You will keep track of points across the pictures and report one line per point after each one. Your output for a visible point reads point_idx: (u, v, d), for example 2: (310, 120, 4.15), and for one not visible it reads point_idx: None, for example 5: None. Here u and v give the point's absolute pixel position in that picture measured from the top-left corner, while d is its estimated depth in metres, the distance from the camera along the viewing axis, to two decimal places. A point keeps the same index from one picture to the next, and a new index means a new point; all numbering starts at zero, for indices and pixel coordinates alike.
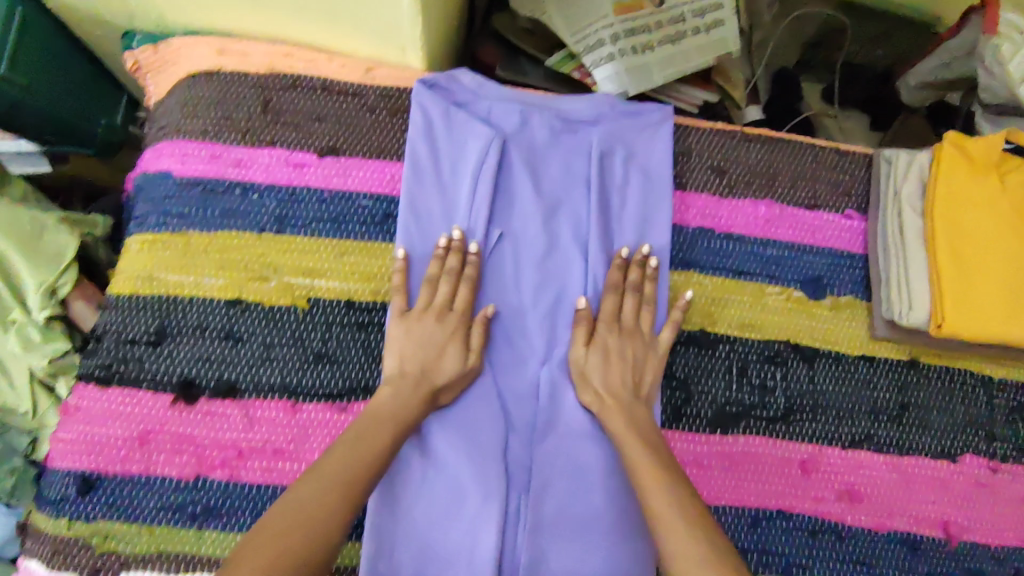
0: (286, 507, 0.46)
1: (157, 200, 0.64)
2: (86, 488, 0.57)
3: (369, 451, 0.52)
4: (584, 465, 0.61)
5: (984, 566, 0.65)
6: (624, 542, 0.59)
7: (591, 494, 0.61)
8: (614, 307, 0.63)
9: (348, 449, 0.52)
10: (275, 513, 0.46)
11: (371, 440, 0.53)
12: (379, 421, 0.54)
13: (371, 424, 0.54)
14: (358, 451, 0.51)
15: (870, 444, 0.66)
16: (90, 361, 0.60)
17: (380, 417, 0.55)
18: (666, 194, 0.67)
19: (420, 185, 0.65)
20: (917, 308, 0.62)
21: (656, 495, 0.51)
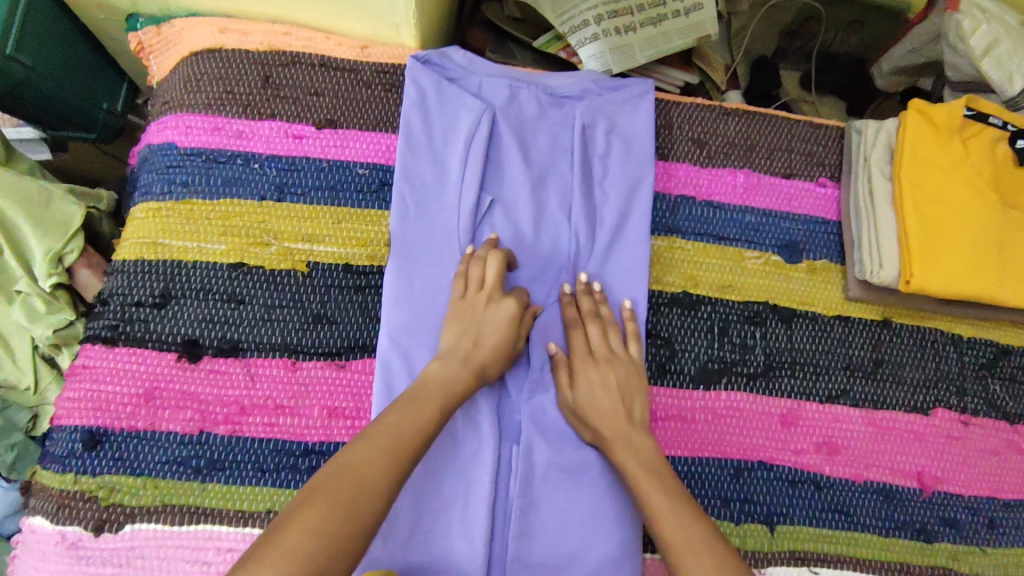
0: (345, 467, 0.47)
1: (162, 170, 0.66)
2: (92, 444, 0.59)
3: (421, 416, 0.53)
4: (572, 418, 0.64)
5: (959, 515, 0.68)
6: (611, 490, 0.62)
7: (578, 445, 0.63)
8: (584, 344, 0.64)
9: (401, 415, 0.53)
10: (335, 469, 0.47)
11: (424, 405, 0.54)
12: (433, 395, 0.56)
13: (422, 396, 0.55)
14: (411, 417, 0.53)
15: (847, 398, 0.69)
16: (97, 323, 0.62)
17: (433, 388, 0.56)
18: (648, 163, 0.70)
19: (414, 155, 0.68)
20: (887, 265, 0.66)
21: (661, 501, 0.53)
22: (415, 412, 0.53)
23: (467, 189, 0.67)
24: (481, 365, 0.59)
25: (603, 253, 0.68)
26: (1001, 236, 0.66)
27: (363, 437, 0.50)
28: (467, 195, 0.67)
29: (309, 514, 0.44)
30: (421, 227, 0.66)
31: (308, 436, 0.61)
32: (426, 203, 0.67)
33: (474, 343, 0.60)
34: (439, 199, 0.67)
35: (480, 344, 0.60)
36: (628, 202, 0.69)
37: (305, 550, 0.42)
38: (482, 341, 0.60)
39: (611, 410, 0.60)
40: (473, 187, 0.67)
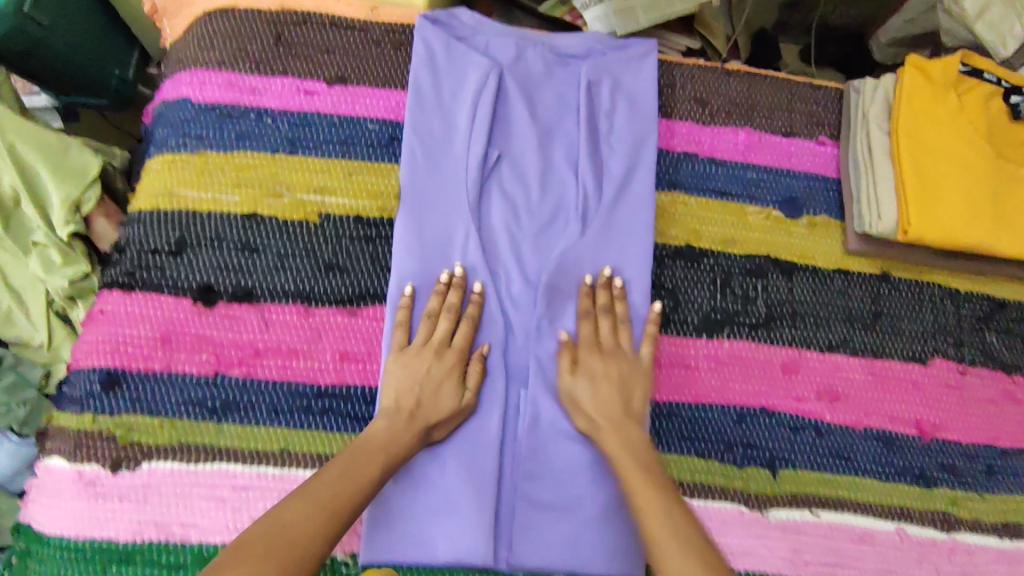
0: (269, 532, 0.48)
1: (176, 124, 0.68)
2: (110, 384, 0.61)
3: (359, 479, 0.53)
4: None
5: (957, 461, 0.69)
6: None
7: None
8: (591, 334, 0.65)
9: (339, 473, 0.53)
10: (268, 529, 0.48)
11: (365, 463, 0.54)
12: (375, 455, 0.56)
13: (361, 454, 0.55)
14: (347, 479, 0.53)
15: (846, 348, 0.70)
16: (113, 271, 0.64)
17: (376, 449, 0.56)
18: (651, 121, 0.72)
19: (423, 110, 0.69)
20: (885, 216, 0.67)
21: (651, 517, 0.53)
22: (360, 469, 0.54)
23: (476, 143, 0.68)
24: (428, 423, 0.59)
25: (610, 206, 0.69)
26: (994, 188, 0.68)
27: (294, 496, 0.51)
28: (476, 149, 0.68)
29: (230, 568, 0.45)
30: (431, 179, 0.67)
31: (321, 379, 0.63)
32: (436, 157, 0.68)
33: (416, 402, 0.59)
34: (448, 153, 0.68)
35: (423, 402, 0.60)
36: (632, 158, 0.70)
37: None
38: (434, 404, 0.60)
39: (610, 400, 0.61)
40: (481, 141, 0.68)
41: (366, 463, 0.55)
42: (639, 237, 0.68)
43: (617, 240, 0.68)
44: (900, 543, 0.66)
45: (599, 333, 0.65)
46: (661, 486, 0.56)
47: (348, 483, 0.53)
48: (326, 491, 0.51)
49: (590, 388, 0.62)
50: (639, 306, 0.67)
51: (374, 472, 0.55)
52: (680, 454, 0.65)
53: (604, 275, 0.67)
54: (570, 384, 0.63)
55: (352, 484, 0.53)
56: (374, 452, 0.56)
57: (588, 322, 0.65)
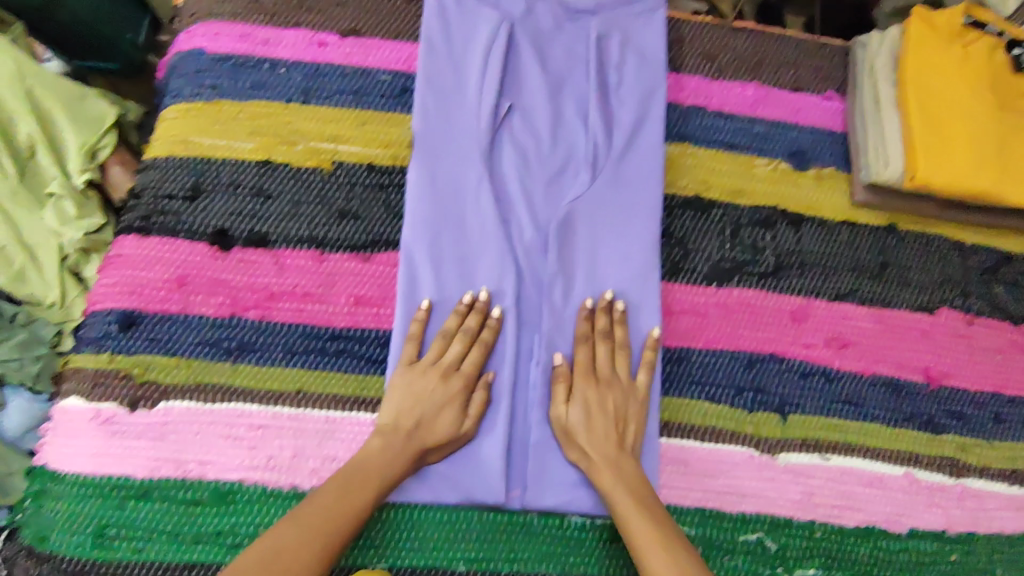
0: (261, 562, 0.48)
1: (191, 74, 0.68)
2: (128, 325, 0.61)
3: (349, 505, 0.53)
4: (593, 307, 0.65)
5: (964, 408, 0.70)
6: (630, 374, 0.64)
7: None
8: (587, 359, 0.62)
9: (331, 501, 0.53)
10: (258, 551, 0.49)
11: (357, 488, 0.54)
12: (369, 480, 0.55)
13: (358, 475, 0.55)
14: (339, 507, 0.53)
15: (854, 298, 0.71)
16: (130, 216, 0.64)
17: (371, 473, 0.55)
18: (661, 74, 0.72)
19: (434, 61, 0.69)
20: (892, 164, 0.68)
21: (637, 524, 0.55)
22: (353, 497, 0.54)
23: (487, 92, 0.68)
24: (424, 445, 0.58)
25: (620, 155, 0.68)
26: (1000, 137, 0.69)
27: (290, 520, 0.51)
28: (487, 99, 0.68)
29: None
30: (442, 127, 0.67)
31: (336, 322, 0.63)
32: (447, 106, 0.68)
33: (415, 424, 0.58)
34: (459, 103, 0.68)
35: (423, 423, 0.58)
36: (642, 108, 0.70)
37: None
38: (432, 428, 0.59)
39: (603, 433, 0.59)
40: (493, 91, 0.68)
41: (358, 483, 0.55)
42: (650, 186, 0.68)
43: (628, 189, 0.68)
44: (909, 487, 0.67)
45: (596, 358, 0.63)
46: (644, 503, 0.56)
47: (339, 509, 0.53)
48: (314, 516, 0.52)
49: (584, 421, 0.60)
50: (641, 330, 0.65)
51: (365, 497, 0.54)
52: (690, 398, 0.66)
53: (615, 223, 0.67)
54: (564, 414, 0.60)
55: (342, 512, 0.53)
56: (370, 476, 0.55)
57: (587, 346, 0.63)
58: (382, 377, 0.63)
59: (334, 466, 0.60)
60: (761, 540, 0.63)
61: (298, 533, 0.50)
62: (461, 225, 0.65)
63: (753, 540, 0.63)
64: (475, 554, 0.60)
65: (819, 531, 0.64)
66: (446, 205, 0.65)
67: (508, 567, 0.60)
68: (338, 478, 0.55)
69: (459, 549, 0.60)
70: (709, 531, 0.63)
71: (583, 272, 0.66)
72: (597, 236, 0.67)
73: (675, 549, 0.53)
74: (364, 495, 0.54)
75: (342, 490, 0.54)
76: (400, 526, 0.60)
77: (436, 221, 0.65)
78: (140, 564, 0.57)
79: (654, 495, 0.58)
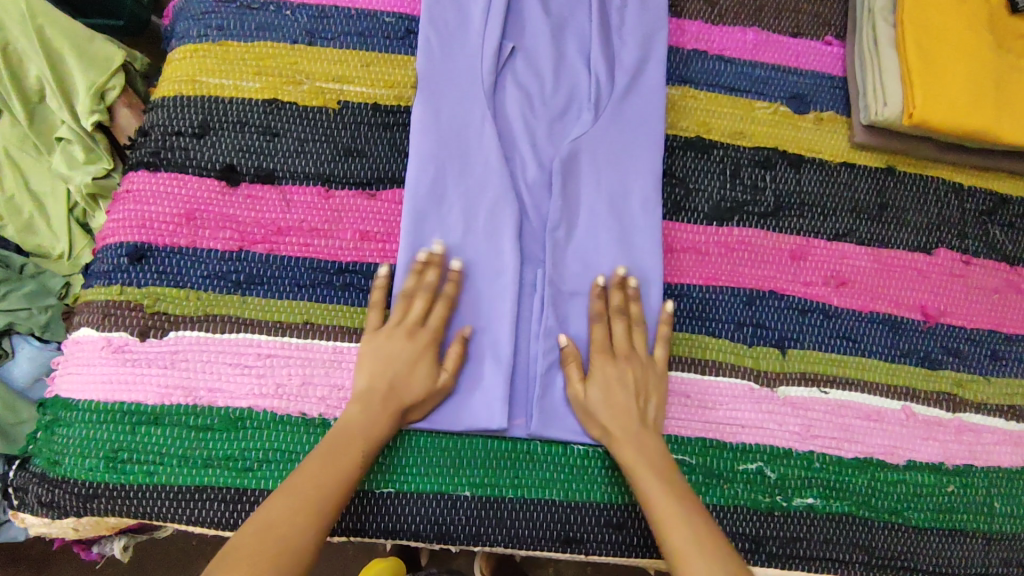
0: (265, 529, 0.48)
1: (198, 16, 0.69)
2: (137, 257, 0.62)
3: (336, 475, 0.53)
4: (597, 243, 0.67)
5: (961, 345, 0.71)
6: None
7: (598, 263, 0.66)
8: (603, 336, 0.62)
9: (322, 469, 0.52)
10: (256, 525, 0.48)
11: (347, 450, 0.54)
12: (353, 441, 0.55)
13: (343, 439, 0.55)
14: (330, 474, 0.52)
15: (853, 238, 0.72)
16: (139, 152, 0.65)
17: (352, 438, 0.55)
18: (663, 15, 0.72)
19: (439, 3, 0.69)
20: (891, 103, 0.69)
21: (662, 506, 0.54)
22: (342, 461, 0.53)
23: (491, 33, 0.68)
24: (402, 405, 0.58)
25: (622, 94, 0.69)
26: (998, 76, 0.69)
27: (282, 492, 0.51)
28: (491, 40, 0.68)
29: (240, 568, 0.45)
30: (446, 67, 0.68)
31: (342, 257, 0.64)
32: (451, 47, 0.68)
33: (389, 386, 0.58)
34: (462, 42, 0.68)
35: (396, 384, 0.58)
36: (644, 49, 0.71)
37: None
38: (404, 388, 0.58)
39: (624, 407, 0.59)
40: (497, 31, 0.68)
41: (348, 445, 0.54)
42: (651, 125, 0.69)
43: (629, 127, 0.69)
44: (906, 420, 0.68)
45: (612, 334, 0.62)
46: (675, 486, 0.56)
47: (331, 480, 0.52)
48: (307, 487, 0.51)
49: (603, 398, 0.60)
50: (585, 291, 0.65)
51: (353, 464, 0.54)
52: (691, 333, 0.67)
53: (616, 159, 0.68)
54: (581, 391, 0.60)
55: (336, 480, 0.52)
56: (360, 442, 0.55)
57: (603, 323, 0.63)
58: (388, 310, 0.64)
59: (342, 395, 0.61)
60: (760, 469, 0.64)
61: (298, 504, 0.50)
62: (465, 163, 0.66)
63: (753, 470, 0.64)
64: (481, 481, 0.61)
65: (817, 461, 0.66)
66: (450, 142, 0.66)
67: (514, 493, 0.61)
68: (324, 446, 0.54)
69: (466, 475, 0.61)
70: (709, 460, 0.64)
71: (585, 209, 0.67)
72: (599, 173, 0.67)
73: (693, 515, 0.53)
74: (352, 459, 0.54)
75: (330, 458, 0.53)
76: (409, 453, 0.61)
77: (441, 156, 0.66)
78: (152, 487, 0.58)
79: (675, 467, 0.58)
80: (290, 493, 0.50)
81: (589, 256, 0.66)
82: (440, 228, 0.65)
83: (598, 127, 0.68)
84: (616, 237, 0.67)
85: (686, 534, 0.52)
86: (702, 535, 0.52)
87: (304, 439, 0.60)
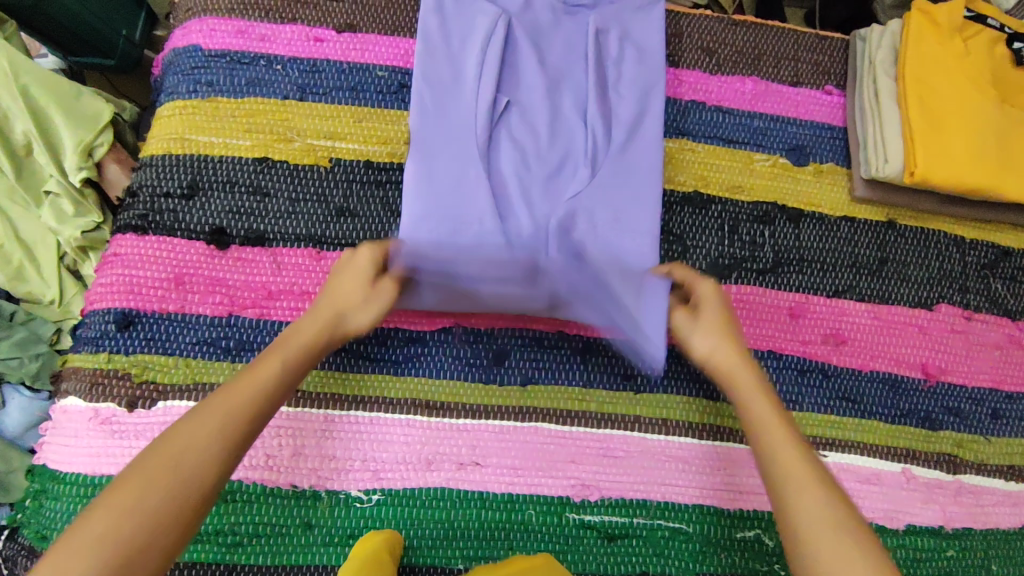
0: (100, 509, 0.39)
1: (187, 71, 0.68)
2: (125, 324, 0.61)
3: (217, 435, 0.43)
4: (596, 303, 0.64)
5: (962, 404, 0.70)
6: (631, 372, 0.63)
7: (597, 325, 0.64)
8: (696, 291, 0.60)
9: (196, 425, 0.43)
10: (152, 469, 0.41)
11: (241, 390, 0.46)
12: (263, 389, 0.47)
13: (250, 384, 0.47)
14: (204, 438, 0.42)
15: (852, 294, 0.71)
16: (127, 214, 0.64)
17: (235, 392, 0.45)
18: (659, 69, 0.71)
19: (432, 57, 0.68)
20: (892, 160, 0.68)
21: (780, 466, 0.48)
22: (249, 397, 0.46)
23: (485, 87, 0.67)
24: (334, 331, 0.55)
25: (619, 149, 0.67)
26: (1001, 130, 0.68)
27: (133, 464, 0.41)
28: (485, 93, 0.66)
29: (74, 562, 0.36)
30: (438, 121, 0.66)
31: None
32: (444, 100, 0.66)
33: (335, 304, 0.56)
34: (456, 97, 0.67)
35: (343, 303, 0.56)
36: (641, 104, 0.69)
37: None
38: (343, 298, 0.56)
39: (735, 361, 0.55)
40: (491, 85, 0.67)
41: (238, 391, 0.46)
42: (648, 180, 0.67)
43: (629, 181, 0.66)
44: (906, 483, 0.67)
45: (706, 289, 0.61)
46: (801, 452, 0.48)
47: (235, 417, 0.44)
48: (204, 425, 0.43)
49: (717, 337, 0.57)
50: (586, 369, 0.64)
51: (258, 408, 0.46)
52: (689, 395, 0.66)
53: (615, 213, 0.65)
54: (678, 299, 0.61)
55: (219, 434, 0.43)
56: (264, 385, 0.47)
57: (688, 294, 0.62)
58: (383, 376, 0.63)
59: (334, 464, 0.60)
60: (758, 537, 0.64)
61: (165, 469, 0.40)
62: (458, 217, 0.63)
63: (751, 537, 0.63)
64: (474, 552, 0.60)
65: None
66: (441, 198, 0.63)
67: None
68: (220, 393, 0.45)
69: (459, 546, 0.60)
70: (707, 528, 0.63)
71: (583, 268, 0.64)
72: (598, 226, 0.65)
73: (804, 451, 0.48)
74: (243, 406, 0.45)
75: (197, 412, 0.44)
76: (401, 524, 0.60)
77: (433, 211, 0.63)
78: None
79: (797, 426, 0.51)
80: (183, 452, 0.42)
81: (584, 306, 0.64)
82: (437, 284, 0.62)
83: (596, 180, 0.66)
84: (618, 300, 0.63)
85: (795, 466, 0.47)
86: (808, 477, 0.46)
87: (294, 512, 0.59)
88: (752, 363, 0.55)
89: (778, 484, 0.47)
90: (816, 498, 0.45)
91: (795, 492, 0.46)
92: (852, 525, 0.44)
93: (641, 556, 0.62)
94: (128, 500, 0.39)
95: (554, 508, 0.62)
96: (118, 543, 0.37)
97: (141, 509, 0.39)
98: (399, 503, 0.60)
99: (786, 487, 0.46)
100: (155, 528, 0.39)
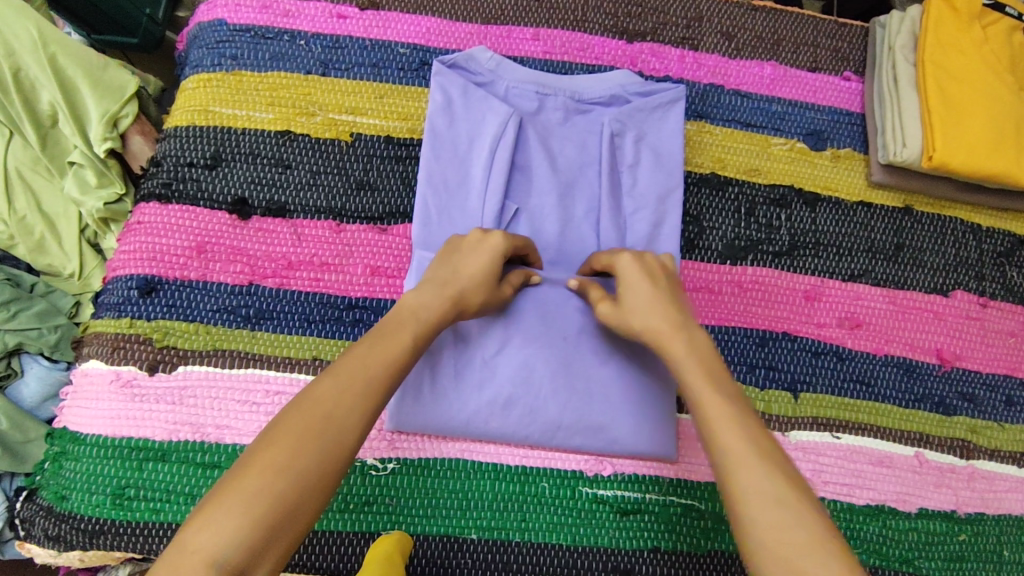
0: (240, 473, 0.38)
1: (211, 45, 0.69)
2: (148, 290, 0.62)
3: (349, 400, 0.42)
4: (608, 381, 0.62)
5: (975, 390, 0.70)
6: (654, 426, 0.62)
7: (607, 402, 0.62)
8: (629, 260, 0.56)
9: (335, 392, 0.42)
10: (311, 402, 0.41)
11: (382, 358, 0.45)
12: (404, 324, 0.48)
13: (388, 329, 0.48)
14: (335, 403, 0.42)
15: (868, 278, 0.71)
16: (150, 183, 0.65)
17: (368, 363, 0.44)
18: (675, 167, 0.68)
19: (439, 161, 0.66)
20: (910, 144, 0.68)
21: (729, 436, 0.43)
22: (393, 341, 0.47)
23: (492, 197, 0.65)
24: (458, 296, 0.52)
25: None
26: (1020, 119, 0.68)
27: (271, 428, 0.40)
28: (491, 203, 0.65)
29: (257, 475, 0.38)
30: (443, 234, 0.64)
31: (352, 292, 0.64)
32: (449, 209, 0.65)
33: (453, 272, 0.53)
34: (462, 205, 0.65)
35: (461, 278, 0.53)
36: (655, 206, 0.67)
37: (265, 489, 0.38)
38: (461, 270, 0.53)
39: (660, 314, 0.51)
40: (497, 195, 0.65)
41: (375, 354, 0.45)
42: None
43: None
44: (919, 467, 0.67)
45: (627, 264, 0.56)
46: (742, 417, 0.44)
47: (384, 360, 0.45)
48: (375, 361, 0.45)
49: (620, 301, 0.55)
50: (604, 447, 0.62)
51: (403, 346, 0.47)
52: None
53: (627, 358, 0.63)
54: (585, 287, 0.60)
55: (359, 400, 0.42)
56: (400, 355, 0.46)
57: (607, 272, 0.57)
58: None
59: None
60: None
61: (303, 425, 0.40)
62: (461, 349, 0.61)
63: None
64: (487, 523, 0.61)
65: (828, 508, 0.65)
66: None
67: (520, 536, 0.61)
68: (359, 352, 0.45)
69: (472, 517, 0.61)
70: (719, 506, 0.63)
71: (599, 390, 0.62)
72: (599, 374, 0.62)
73: (755, 436, 0.43)
74: (382, 362, 0.45)
75: (339, 366, 0.44)
76: (415, 494, 0.61)
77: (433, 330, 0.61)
78: (158, 525, 0.58)
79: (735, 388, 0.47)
80: (345, 388, 0.43)
81: (587, 413, 0.61)
82: (433, 407, 0.60)
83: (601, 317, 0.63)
84: (635, 447, 0.62)
85: (743, 449, 0.42)
86: (756, 460, 0.42)
87: None
88: (695, 338, 0.50)
89: (733, 465, 0.42)
90: (763, 476, 0.41)
91: (738, 458, 0.42)
92: (808, 511, 0.39)
93: (653, 531, 0.62)
94: (311, 422, 0.41)
95: (567, 482, 0.62)
96: (295, 473, 0.39)
97: (294, 466, 0.39)
98: (413, 473, 0.61)
99: (733, 462, 0.42)
100: (294, 496, 0.38)
